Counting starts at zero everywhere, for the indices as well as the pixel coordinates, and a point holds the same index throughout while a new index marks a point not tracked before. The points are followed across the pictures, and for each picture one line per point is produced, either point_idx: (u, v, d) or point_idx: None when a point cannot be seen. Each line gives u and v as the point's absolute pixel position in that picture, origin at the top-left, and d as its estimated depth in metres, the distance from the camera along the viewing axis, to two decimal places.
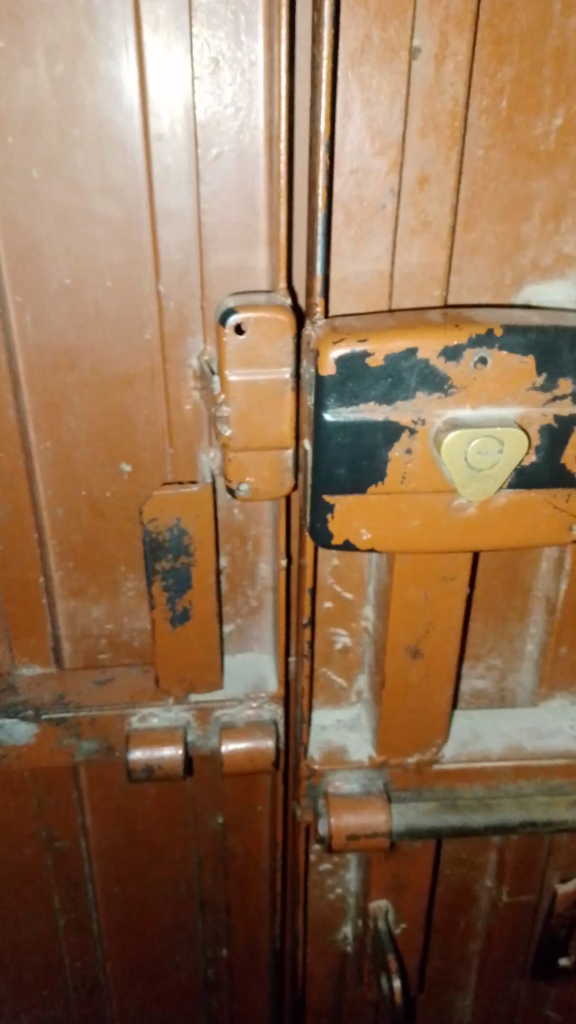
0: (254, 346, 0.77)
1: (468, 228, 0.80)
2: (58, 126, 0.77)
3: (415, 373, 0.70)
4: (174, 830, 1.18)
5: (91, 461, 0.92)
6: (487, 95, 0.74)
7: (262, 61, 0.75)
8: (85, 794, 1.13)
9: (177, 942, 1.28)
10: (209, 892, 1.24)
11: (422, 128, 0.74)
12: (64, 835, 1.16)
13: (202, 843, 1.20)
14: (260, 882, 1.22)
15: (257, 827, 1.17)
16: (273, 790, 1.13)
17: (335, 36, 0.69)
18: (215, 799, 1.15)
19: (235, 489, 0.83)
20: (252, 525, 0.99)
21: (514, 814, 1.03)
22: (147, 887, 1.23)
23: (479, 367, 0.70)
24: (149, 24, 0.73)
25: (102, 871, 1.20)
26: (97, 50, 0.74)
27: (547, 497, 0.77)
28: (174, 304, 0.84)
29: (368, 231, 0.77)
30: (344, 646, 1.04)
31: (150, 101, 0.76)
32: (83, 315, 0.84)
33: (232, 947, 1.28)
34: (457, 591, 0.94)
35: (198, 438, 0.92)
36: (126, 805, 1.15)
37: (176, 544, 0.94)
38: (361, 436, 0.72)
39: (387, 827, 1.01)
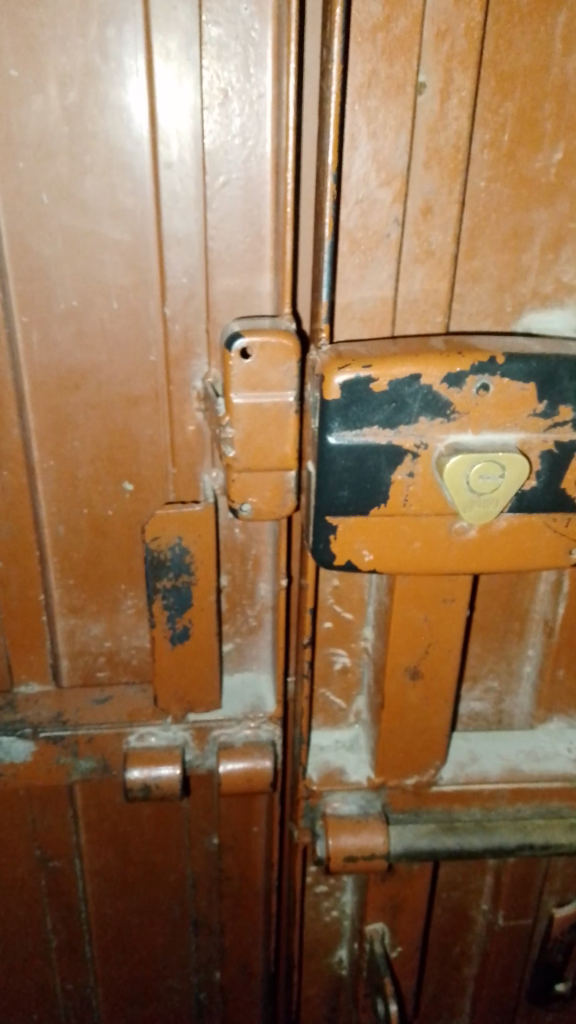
0: (258, 370, 0.78)
1: (470, 257, 0.81)
2: (68, 153, 0.78)
3: (419, 398, 0.71)
4: (170, 850, 1.18)
5: (94, 480, 0.93)
6: (490, 129, 0.76)
7: (271, 92, 0.76)
8: (80, 813, 1.13)
9: (170, 964, 1.28)
10: (204, 913, 1.23)
11: (426, 160, 0.76)
12: (59, 854, 1.15)
13: (197, 864, 1.19)
14: (255, 903, 1.22)
15: (253, 848, 1.17)
16: (270, 810, 1.13)
17: (343, 70, 0.70)
18: (211, 819, 1.15)
19: (238, 509, 0.84)
20: (252, 545, 1.00)
21: (512, 837, 1.03)
22: (140, 908, 1.22)
23: (481, 393, 0.72)
24: (160, 55, 0.75)
25: (96, 891, 1.20)
26: (109, 79, 0.76)
27: (547, 522, 0.78)
28: (179, 327, 0.86)
29: (372, 259, 0.79)
30: (343, 667, 1.04)
31: (159, 129, 0.77)
32: (89, 337, 0.86)
33: (226, 969, 1.27)
34: (456, 613, 0.94)
35: (201, 459, 0.93)
36: (122, 824, 1.15)
37: (177, 563, 0.95)
38: (365, 459, 0.73)
39: (385, 849, 1.01)
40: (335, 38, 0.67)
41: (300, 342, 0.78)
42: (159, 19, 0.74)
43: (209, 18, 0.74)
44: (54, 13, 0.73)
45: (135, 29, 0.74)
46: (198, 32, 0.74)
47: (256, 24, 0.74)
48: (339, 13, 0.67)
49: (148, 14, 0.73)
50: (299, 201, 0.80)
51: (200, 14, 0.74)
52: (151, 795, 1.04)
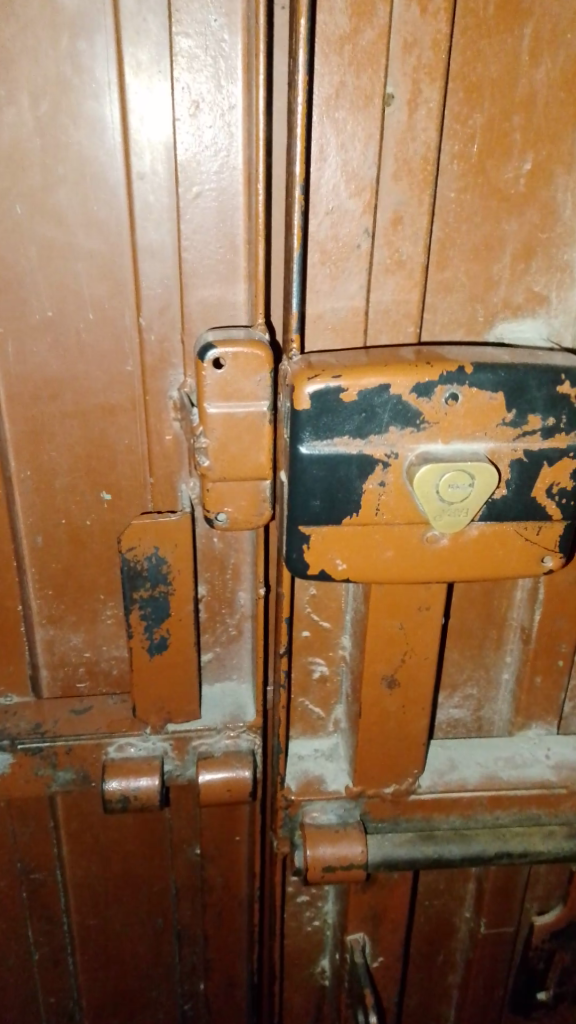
0: (232, 380, 0.78)
1: (442, 266, 0.82)
2: (41, 164, 0.78)
3: (388, 408, 0.72)
4: (152, 861, 1.17)
5: (72, 490, 0.93)
6: (459, 140, 0.77)
7: (242, 104, 0.77)
8: (61, 824, 1.12)
9: (154, 976, 1.27)
10: (187, 924, 1.23)
11: (395, 171, 0.76)
12: (40, 866, 1.15)
13: (180, 874, 1.19)
14: (238, 914, 1.21)
15: (235, 858, 1.16)
16: (252, 819, 1.13)
17: (310, 81, 0.70)
18: (193, 829, 1.15)
19: (213, 519, 0.84)
20: (231, 554, 1.00)
21: (490, 845, 1.03)
22: (123, 920, 1.21)
23: (450, 403, 0.72)
24: (131, 67, 0.75)
25: (79, 903, 1.19)
26: (81, 91, 0.76)
27: (519, 530, 0.78)
28: (155, 337, 0.86)
29: (344, 269, 0.79)
30: (322, 675, 1.04)
31: (132, 140, 0.78)
32: (65, 347, 0.86)
33: (209, 981, 1.27)
34: (432, 621, 0.95)
35: (178, 469, 0.93)
36: (104, 835, 1.14)
37: (154, 573, 0.95)
38: (336, 468, 0.73)
39: (363, 858, 1.01)
40: (301, 49, 0.68)
41: (272, 352, 0.79)
42: (129, 31, 0.74)
43: (179, 29, 0.74)
44: (25, 26, 0.73)
45: (106, 41, 0.74)
46: (169, 43, 0.74)
47: (226, 36, 0.75)
48: (304, 26, 0.67)
49: (119, 25, 0.74)
50: (271, 212, 0.80)
51: (170, 26, 0.74)
52: (130, 806, 1.03)
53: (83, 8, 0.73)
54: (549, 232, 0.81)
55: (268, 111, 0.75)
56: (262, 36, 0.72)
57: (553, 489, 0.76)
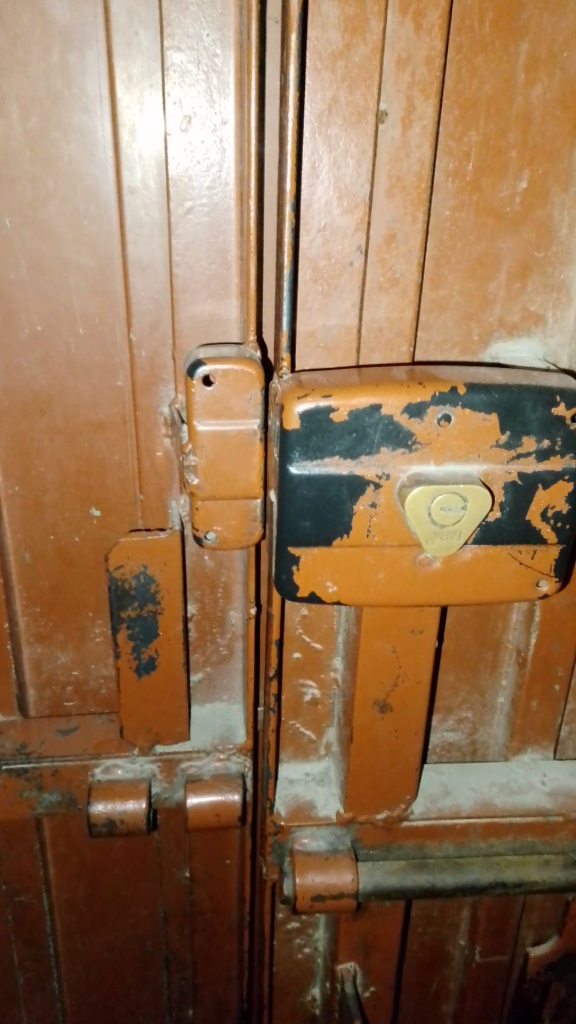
0: (223, 397, 0.77)
1: (436, 285, 0.80)
2: (32, 178, 0.77)
3: (379, 428, 0.70)
4: (140, 884, 1.15)
5: (61, 507, 0.91)
6: (454, 158, 0.76)
7: (234, 119, 0.76)
8: (48, 846, 1.10)
9: (141, 1002, 1.24)
10: (175, 949, 1.20)
11: (389, 188, 0.75)
12: (26, 888, 1.12)
13: (168, 898, 1.16)
14: (228, 940, 1.18)
15: (225, 882, 1.14)
16: (242, 842, 1.11)
17: (301, 95, 0.69)
18: (182, 852, 1.12)
19: (202, 537, 0.82)
20: (222, 573, 0.98)
21: (484, 874, 1.01)
22: (111, 946, 1.18)
23: (443, 424, 0.71)
24: (122, 82, 0.74)
25: (65, 925, 1.16)
26: (74, 106, 0.75)
27: (513, 553, 0.76)
28: (145, 354, 0.84)
29: (336, 287, 0.78)
30: (313, 699, 1.02)
31: (123, 156, 0.77)
32: (55, 361, 0.84)
33: (198, 1007, 1.24)
34: (426, 644, 0.92)
35: (169, 486, 0.91)
36: (91, 858, 1.12)
37: (142, 592, 0.93)
38: (326, 489, 0.72)
39: (353, 887, 0.99)
40: (291, 65, 0.66)
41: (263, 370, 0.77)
42: (121, 44, 0.73)
43: (171, 44, 0.73)
44: (15, 38, 0.72)
45: (97, 55, 0.73)
46: (160, 58, 0.73)
47: (218, 51, 0.74)
48: (295, 42, 0.66)
49: (110, 39, 0.73)
50: (263, 227, 0.79)
51: (162, 40, 0.73)
52: (116, 829, 1.01)
53: (74, 21, 0.72)
54: (546, 251, 0.80)
55: (259, 126, 0.74)
56: (254, 52, 0.71)
57: (548, 512, 0.75)
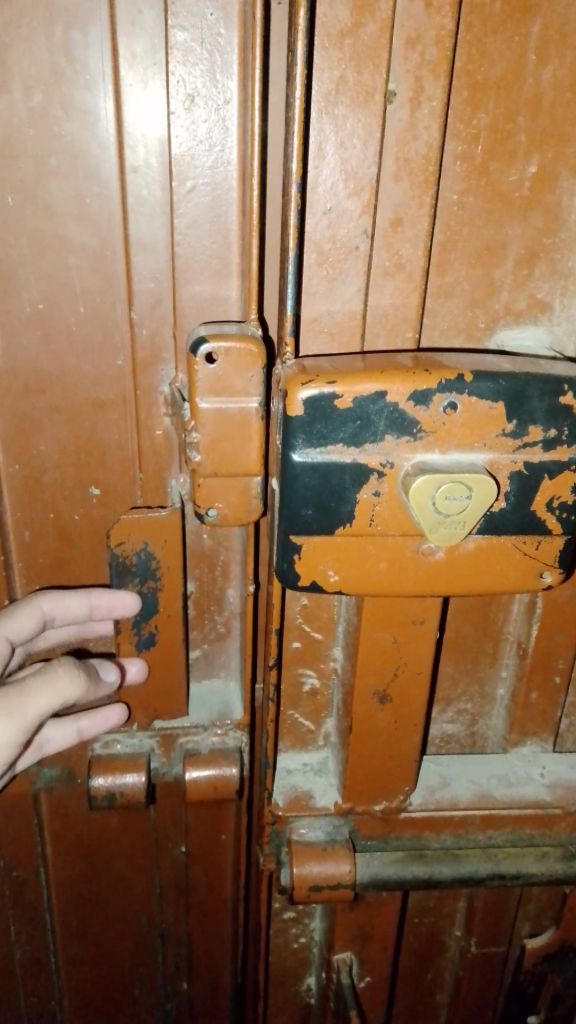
0: (226, 376, 0.75)
1: (442, 271, 0.79)
2: (34, 155, 0.75)
3: (384, 416, 0.69)
4: (137, 860, 1.14)
5: (61, 485, 0.90)
6: (462, 141, 0.74)
7: (237, 99, 0.74)
8: (46, 824, 1.08)
9: (136, 978, 1.23)
10: (170, 922, 1.19)
11: (396, 171, 0.73)
12: (23, 864, 1.10)
13: (164, 873, 1.15)
14: (223, 914, 1.18)
15: (222, 857, 1.13)
16: (238, 819, 1.10)
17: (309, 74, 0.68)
18: (179, 829, 1.11)
19: (203, 514, 0.81)
20: (221, 551, 0.96)
21: (482, 866, 1.00)
22: (108, 922, 1.18)
23: (448, 412, 0.69)
24: (126, 60, 0.73)
25: (62, 902, 1.15)
26: (76, 82, 0.73)
27: (517, 544, 0.75)
28: (146, 331, 0.83)
29: (341, 272, 0.76)
30: (313, 689, 1.01)
31: (126, 133, 0.75)
32: (56, 339, 0.83)
33: (193, 980, 1.23)
34: (427, 636, 0.90)
35: (168, 464, 0.90)
36: (88, 836, 1.10)
37: (143, 568, 0.92)
38: (330, 476, 0.71)
39: (351, 877, 0.97)
40: (299, 40, 0.65)
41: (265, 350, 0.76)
42: (124, 22, 0.71)
43: (175, 22, 0.72)
44: (18, 12, 0.71)
45: (100, 32, 0.72)
46: (164, 37, 0.72)
47: (221, 30, 0.72)
48: (303, 17, 0.65)
49: (114, 16, 0.71)
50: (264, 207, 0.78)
51: (166, 18, 0.71)
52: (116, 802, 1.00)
53: None
54: (554, 237, 0.79)
55: (262, 104, 0.73)
56: (258, 31, 0.69)
57: (553, 503, 0.74)
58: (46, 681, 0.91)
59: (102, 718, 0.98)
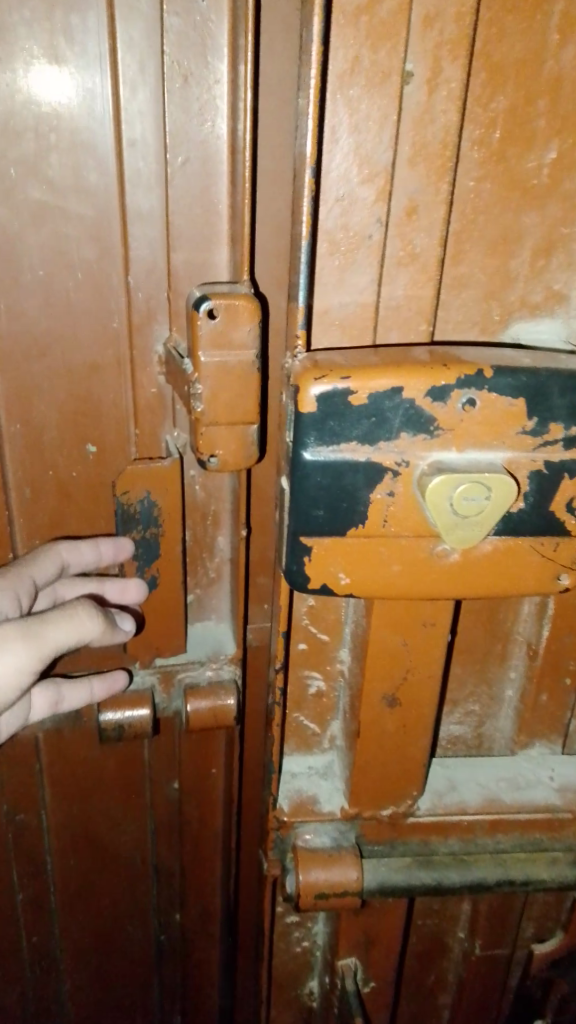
0: (225, 329, 0.72)
1: (457, 261, 0.76)
2: (35, 130, 0.72)
3: (400, 412, 0.66)
4: (133, 801, 1.09)
5: (60, 445, 0.85)
6: (480, 125, 0.71)
7: (227, 79, 0.71)
8: (46, 768, 1.03)
9: (131, 927, 1.19)
10: (164, 859, 1.14)
11: (412, 156, 0.70)
12: (26, 810, 1.04)
13: (159, 812, 1.10)
14: (215, 848, 1.14)
15: (213, 792, 1.09)
16: (229, 747, 1.05)
17: (325, 53, 0.64)
18: (172, 764, 1.06)
19: (205, 461, 0.77)
20: (211, 503, 0.92)
21: (490, 871, 0.98)
22: (104, 866, 1.13)
23: (467, 409, 0.67)
24: (124, 43, 0.69)
25: (62, 849, 1.09)
26: (71, 64, 0.70)
27: (535, 545, 0.73)
28: (142, 296, 0.79)
29: (353, 261, 0.73)
30: (319, 692, 0.98)
31: (123, 112, 0.72)
32: (56, 305, 0.78)
33: (186, 913, 1.19)
34: (438, 637, 0.88)
35: (162, 422, 0.86)
36: (85, 779, 1.05)
37: (146, 515, 0.88)
38: (342, 476, 0.68)
39: (358, 883, 0.95)
40: (315, 17, 0.62)
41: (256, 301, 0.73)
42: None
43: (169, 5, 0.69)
44: None
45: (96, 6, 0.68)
46: (158, 19, 0.69)
47: (213, 16, 0.69)
48: None
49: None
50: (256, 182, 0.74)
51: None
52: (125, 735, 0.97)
53: None
54: (572, 227, 0.76)
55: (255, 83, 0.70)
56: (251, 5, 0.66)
57: (573, 503, 0.71)
58: (65, 617, 0.85)
59: (108, 686, 0.93)
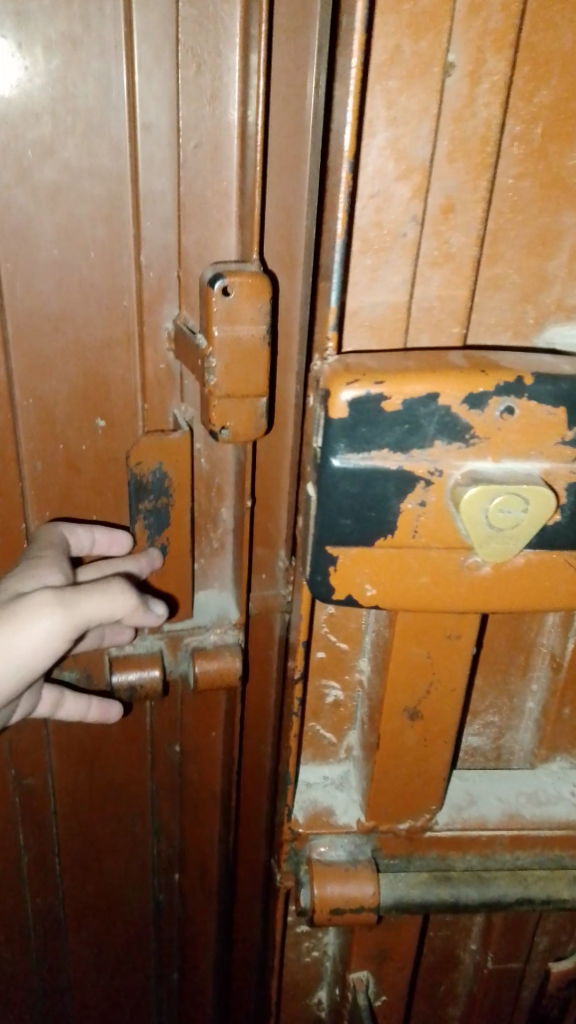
0: (239, 306, 0.70)
1: (492, 262, 0.73)
2: (53, 113, 0.68)
3: (434, 420, 0.64)
4: (135, 762, 1.02)
5: (70, 420, 0.80)
6: (520, 120, 0.68)
7: (238, 68, 0.69)
8: (53, 733, 0.97)
9: (132, 898, 1.14)
10: (164, 821, 1.07)
11: (450, 151, 0.68)
12: (32, 772, 0.99)
13: (160, 775, 1.03)
14: (216, 813, 1.06)
15: (213, 754, 1.01)
16: (231, 709, 0.97)
17: (367, 42, 0.61)
18: (174, 726, 1.00)
19: (217, 433, 0.75)
20: (216, 474, 0.86)
21: (510, 889, 0.96)
22: (105, 829, 1.06)
23: (505, 417, 0.64)
24: (139, 30, 0.66)
25: (65, 813, 1.03)
26: (85, 45, 0.66)
27: (569, 561, 0.70)
28: (154, 274, 0.75)
29: (385, 261, 0.70)
30: (336, 701, 0.96)
31: (138, 97, 0.69)
32: (68, 284, 0.74)
33: (185, 873, 1.12)
34: (463, 650, 0.85)
35: (170, 397, 0.81)
36: (89, 741, 0.99)
37: (157, 486, 0.83)
38: (372, 484, 0.65)
39: (375, 899, 0.92)
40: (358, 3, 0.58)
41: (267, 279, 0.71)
42: None
43: None
44: None
45: None
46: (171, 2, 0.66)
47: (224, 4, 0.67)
48: None
49: None
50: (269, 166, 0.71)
51: None
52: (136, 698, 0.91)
53: None
54: None
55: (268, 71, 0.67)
56: None
57: None
58: (99, 590, 0.78)
59: (103, 711, 0.91)
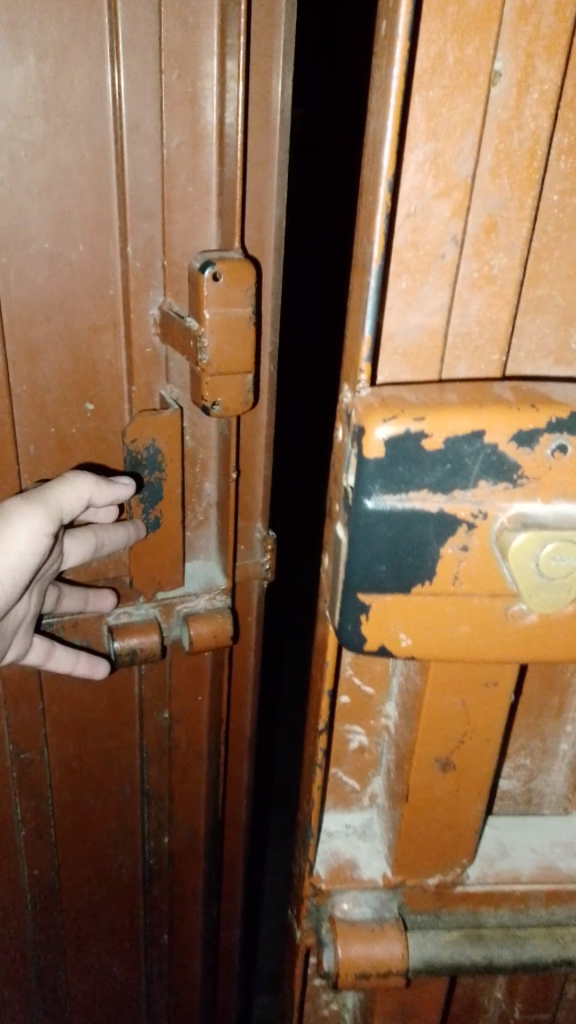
0: (228, 290, 0.78)
1: (534, 284, 0.68)
2: (49, 120, 0.73)
3: (479, 459, 0.59)
4: (125, 732, 1.08)
5: (61, 403, 0.85)
6: (569, 133, 0.63)
7: (216, 75, 0.74)
8: (47, 706, 1.01)
9: (120, 859, 1.18)
10: (153, 787, 1.13)
11: (494, 166, 0.62)
12: (29, 747, 1.02)
13: (149, 740, 1.09)
14: (202, 772, 1.14)
15: (198, 721, 1.09)
16: (217, 668, 1.05)
17: (409, 47, 0.57)
18: (163, 692, 1.06)
19: (209, 407, 0.84)
20: (200, 450, 0.92)
21: (546, 950, 0.90)
22: (94, 798, 1.11)
23: (557, 455, 0.59)
24: (125, 38, 0.71)
25: (59, 785, 1.07)
26: (76, 53, 0.71)
27: None
28: (140, 265, 0.81)
29: (422, 282, 0.65)
30: (360, 746, 0.90)
31: (126, 101, 0.73)
32: (59, 271, 0.78)
33: (174, 833, 1.18)
34: (500, 699, 0.80)
35: (156, 377, 0.87)
36: (82, 716, 1.04)
37: (151, 460, 0.89)
38: (409, 527, 0.60)
39: (403, 963, 0.85)
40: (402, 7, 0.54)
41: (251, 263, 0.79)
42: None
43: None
44: None
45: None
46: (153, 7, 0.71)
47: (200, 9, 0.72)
48: None
49: None
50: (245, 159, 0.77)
51: None
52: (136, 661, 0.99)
53: None
54: None
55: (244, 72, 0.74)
56: None
57: None
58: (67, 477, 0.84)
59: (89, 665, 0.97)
